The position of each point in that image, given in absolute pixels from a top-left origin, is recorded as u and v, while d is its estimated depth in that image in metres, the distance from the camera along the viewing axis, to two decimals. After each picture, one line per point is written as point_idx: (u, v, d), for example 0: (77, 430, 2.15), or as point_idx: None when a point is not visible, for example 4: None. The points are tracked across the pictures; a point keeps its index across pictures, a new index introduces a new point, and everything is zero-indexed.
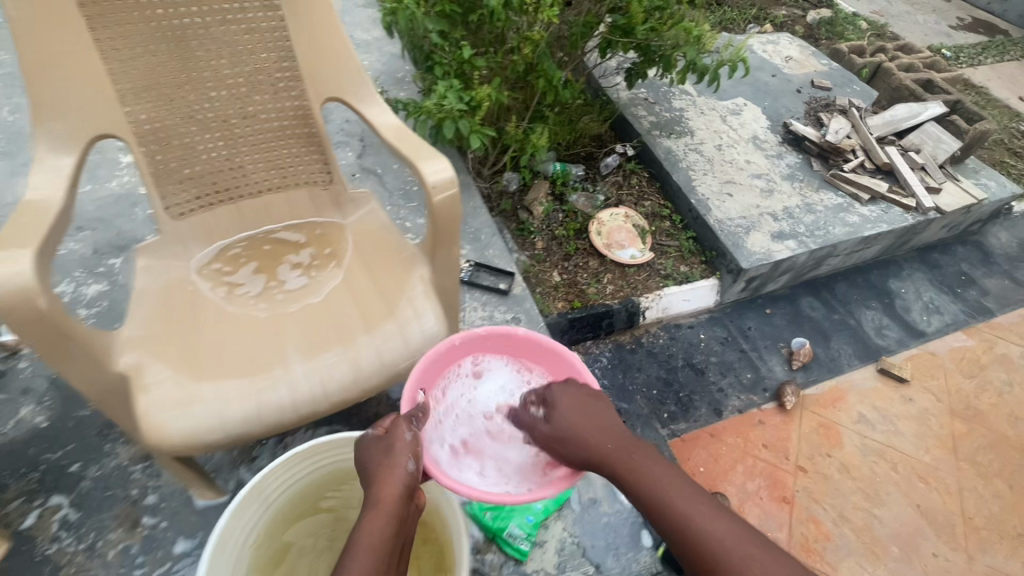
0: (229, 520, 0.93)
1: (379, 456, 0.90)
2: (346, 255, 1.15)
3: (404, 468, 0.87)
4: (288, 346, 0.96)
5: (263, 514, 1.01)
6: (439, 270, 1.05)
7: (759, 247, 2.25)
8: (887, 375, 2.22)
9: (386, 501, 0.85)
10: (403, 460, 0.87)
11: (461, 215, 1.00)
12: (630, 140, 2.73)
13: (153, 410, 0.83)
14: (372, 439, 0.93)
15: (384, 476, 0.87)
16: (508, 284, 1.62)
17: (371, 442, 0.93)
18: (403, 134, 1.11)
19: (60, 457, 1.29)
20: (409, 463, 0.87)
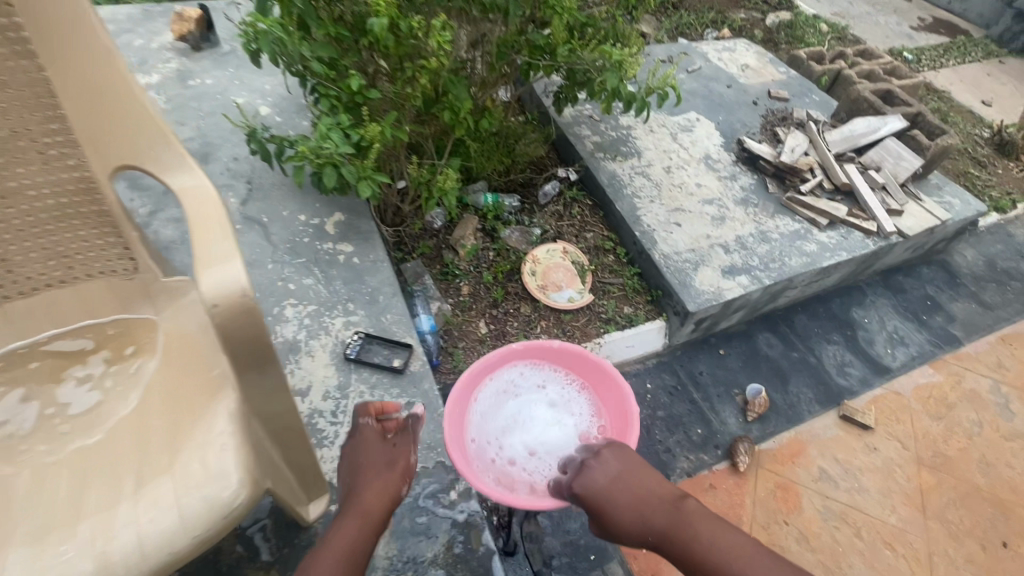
0: None
1: (378, 463, 1.01)
2: (148, 370, 0.92)
3: (394, 487, 0.98)
4: (19, 526, 0.71)
5: None
6: (251, 398, 0.82)
7: (708, 285, 2.04)
8: (850, 422, 2.03)
9: (371, 514, 0.94)
10: (398, 480, 0.99)
11: (267, 326, 0.75)
12: (572, 162, 2.50)
13: None
14: (373, 444, 1.05)
15: (376, 486, 0.97)
16: (404, 360, 1.38)
17: (368, 444, 1.04)
18: (206, 214, 0.85)
19: None
20: (401, 488, 0.99)
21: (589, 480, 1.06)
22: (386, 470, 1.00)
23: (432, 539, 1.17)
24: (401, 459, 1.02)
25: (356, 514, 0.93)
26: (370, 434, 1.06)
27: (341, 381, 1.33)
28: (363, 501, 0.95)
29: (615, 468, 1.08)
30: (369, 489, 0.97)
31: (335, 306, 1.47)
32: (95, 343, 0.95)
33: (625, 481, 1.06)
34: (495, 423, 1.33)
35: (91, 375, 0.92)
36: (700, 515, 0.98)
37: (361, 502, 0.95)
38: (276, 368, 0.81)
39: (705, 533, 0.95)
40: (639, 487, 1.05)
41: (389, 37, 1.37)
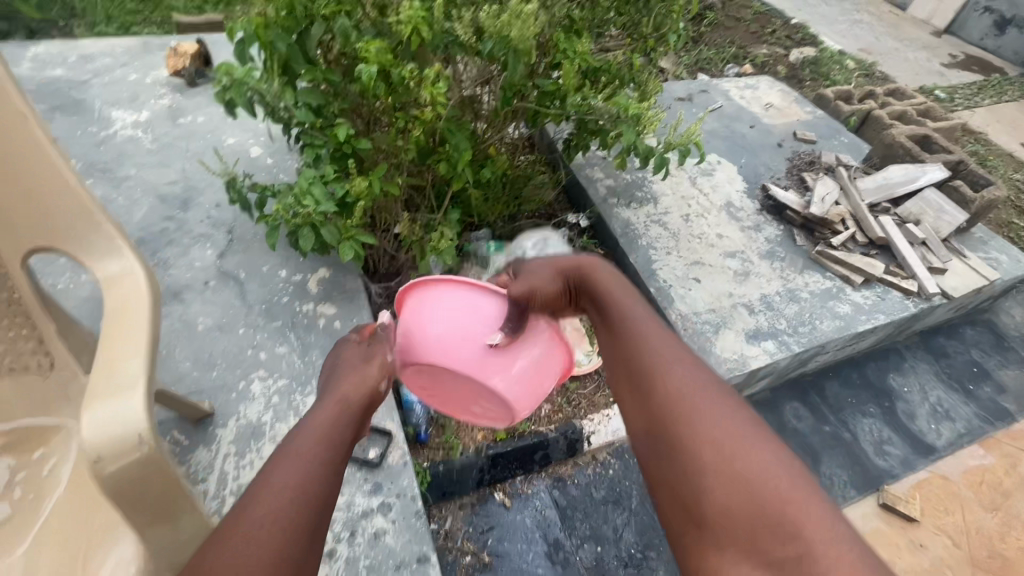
0: None
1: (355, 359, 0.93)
2: (56, 490, 0.80)
3: (379, 377, 0.91)
4: None
5: None
6: (158, 558, 0.64)
7: (730, 352, 1.85)
8: (891, 513, 1.80)
9: (351, 401, 0.84)
10: (377, 374, 0.91)
11: (173, 467, 0.61)
12: (583, 208, 2.35)
13: None
14: (350, 347, 0.96)
15: (358, 372, 0.90)
16: (381, 451, 1.21)
17: (349, 353, 0.95)
18: (118, 317, 0.71)
19: None
20: (383, 381, 0.91)
21: (563, 257, 1.11)
22: (363, 366, 0.91)
23: None
24: (378, 356, 0.95)
25: (337, 398, 0.83)
26: (347, 345, 0.97)
27: None
28: (344, 386, 0.86)
29: (606, 281, 1.06)
30: (345, 381, 0.87)
31: (309, 382, 1.31)
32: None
33: (612, 289, 1.04)
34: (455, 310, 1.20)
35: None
36: (661, 341, 0.91)
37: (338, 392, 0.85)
38: (192, 514, 0.66)
39: (654, 353, 0.89)
40: (617, 303, 1.01)
41: (378, 86, 1.23)
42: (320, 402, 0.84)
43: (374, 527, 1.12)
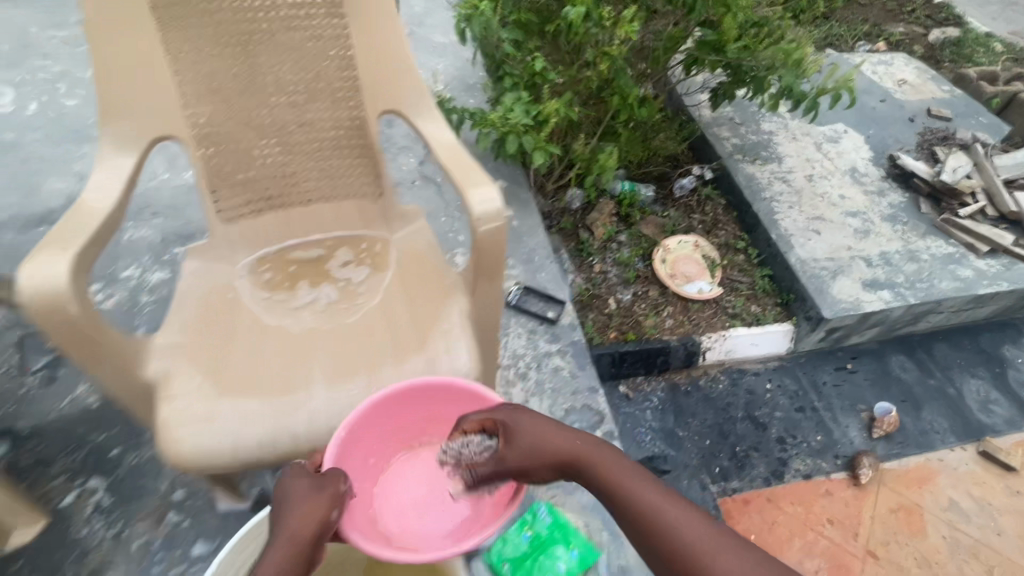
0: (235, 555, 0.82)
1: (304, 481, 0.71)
2: (387, 273, 1.09)
3: (327, 506, 0.69)
4: (315, 370, 0.92)
5: None
6: (481, 306, 0.98)
7: (846, 295, 2.01)
8: (990, 461, 1.91)
9: (300, 539, 0.67)
10: (326, 503, 0.69)
11: (505, 248, 0.92)
12: (708, 162, 2.52)
13: (176, 424, 0.81)
14: (300, 471, 0.74)
15: (302, 507, 0.69)
16: (557, 313, 1.51)
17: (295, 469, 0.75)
18: (454, 157, 1.03)
19: (104, 440, 1.18)
20: (335, 507, 0.69)
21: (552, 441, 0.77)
22: (314, 492, 0.71)
23: None
24: (333, 482, 0.72)
25: (287, 533, 0.67)
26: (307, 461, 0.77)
27: (502, 322, 1.50)
28: (288, 518, 0.68)
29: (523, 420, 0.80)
30: (291, 508, 0.70)
31: None
32: (325, 254, 1.15)
33: (551, 429, 0.78)
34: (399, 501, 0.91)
35: (342, 270, 1.12)
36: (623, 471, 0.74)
37: (284, 527, 0.68)
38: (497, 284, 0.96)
39: (638, 501, 0.71)
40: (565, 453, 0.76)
41: (580, 25, 1.52)
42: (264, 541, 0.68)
43: (554, 364, 1.42)
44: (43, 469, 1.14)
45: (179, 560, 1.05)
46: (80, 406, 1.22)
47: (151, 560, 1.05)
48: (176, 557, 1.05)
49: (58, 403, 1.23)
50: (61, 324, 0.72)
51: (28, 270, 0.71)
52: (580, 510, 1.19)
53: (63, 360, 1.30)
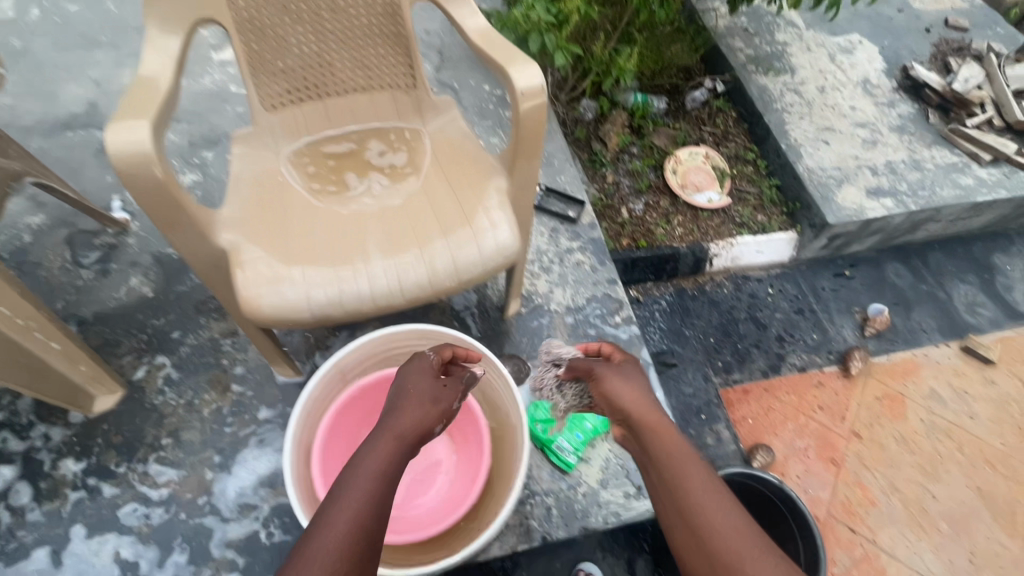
0: (313, 392, 0.93)
1: (421, 395, 0.84)
2: (425, 163, 1.13)
3: (434, 419, 0.82)
4: (369, 243, 0.98)
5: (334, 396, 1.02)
6: (519, 184, 1.05)
7: (851, 202, 2.08)
8: (970, 355, 2.06)
9: (408, 438, 0.78)
10: (437, 416, 0.83)
11: (544, 126, 0.97)
12: (721, 73, 2.49)
13: (249, 285, 0.89)
14: (421, 379, 0.87)
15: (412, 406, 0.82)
16: (577, 212, 1.58)
17: (412, 373, 0.88)
18: (490, 41, 1.04)
19: (164, 324, 1.27)
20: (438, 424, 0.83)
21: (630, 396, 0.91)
22: (428, 403, 0.83)
23: (601, 346, 1.37)
24: (445, 398, 0.86)
25: (394, 429, 0.78)
26: (425, 368, 0.89)
27: None
28: (401, 416, 0.80)
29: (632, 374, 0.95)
30: (402, 409, 0.82)
31: None
32: (357, 146, 1.17)
33: (645, 394, 0.91)
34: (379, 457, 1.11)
35: (380, 158, 1.15)
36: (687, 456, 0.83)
37: (395, 422, 0.79)
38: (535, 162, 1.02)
39: (686, 476, 0.80)
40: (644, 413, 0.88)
41: None
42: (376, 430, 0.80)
43: (576, 259, 1.51)
44: (113, 349, 1.23)
45: (248, 422, 1.16)
46: (138, 295, 1.29)
47: (222, 422, 1.16)
48: (245, 420, 1.16)
49: (115, 292, 1.31)
50: (148, 187, 0.79)
51: (116, 132, 0.78)
52: None
53: (112, 256, 1.36)
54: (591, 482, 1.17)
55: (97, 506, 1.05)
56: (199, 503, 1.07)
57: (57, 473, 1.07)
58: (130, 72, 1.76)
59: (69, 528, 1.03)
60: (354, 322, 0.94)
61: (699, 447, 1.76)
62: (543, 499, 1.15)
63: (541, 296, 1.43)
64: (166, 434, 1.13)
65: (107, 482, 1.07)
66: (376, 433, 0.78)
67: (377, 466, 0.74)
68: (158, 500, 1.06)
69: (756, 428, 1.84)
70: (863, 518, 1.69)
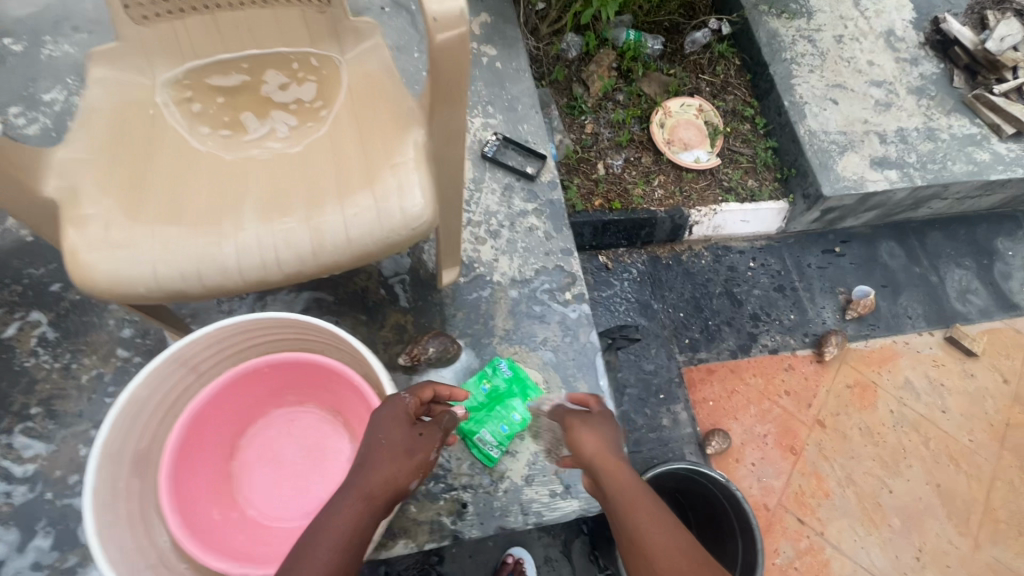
0: (145, 383, 0.79)
1: (397, 446, 0.73)
2: (333, 103, 0.93)
3: (408, 475, 0.71)
4: (246, 201, 0.80)
5: (196, 382, 0.88)
6: (439, 137, 0.86)
7: (850, 172, 1.88)
8: (954, 346, 1.94)
9: (377, 500, 0.68)
10: (412, 473, 0.72)
11: (468, 64, 0.77)
12: (729, 13, 2.18)
13: (83, 248, 0.72)
14: (392, 427, 0.74)
15: (385, 462, 0.71)
16: (537, 169, 1.39)
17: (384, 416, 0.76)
18: None
19: (43, 275, 1.10)
20: (414, 479, 0.72)
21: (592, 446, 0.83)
22: (401, 457, 0.72)
23: (545, 325, 1.22)
24: (422, 448, 0.74)
25: (362, 490, 0.68)
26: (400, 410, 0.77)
27: (476, 176, 1.37)
28: (369, 473, 0.70)
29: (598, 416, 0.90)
30: (369, 463, 0.71)
31: (475, 107, 1.44)
32: (251, 78, 0.98)
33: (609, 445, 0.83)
34: (266, 445, 0.98)
35: (280, 93, 0.96)
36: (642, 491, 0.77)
37: (361, 483, 0.69)
38: (460, 111, 0.83)
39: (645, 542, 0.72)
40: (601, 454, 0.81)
41: None
42: (344, 485, 0.70)
43: (528, 224, 1.33)
44: None
45: None
46: (13, 239, 1.12)
47: (103, 392, 1.03)
48: None
49: None
50: None
51: None
52: (540, 366, 1.18)
53: None
54: (515, 477, 1.07)
55: None
56: (68, 482, 0.95)
57: None
58: None
59: None
60: (222, 298, 0.78)
61: (653, 428, 1.67)
62: (458, 495, 1.04)
63: (484, 264, 1.26)
64: (36, 403, 1.00)
65: None
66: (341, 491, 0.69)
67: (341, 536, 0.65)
68: (21, 477, 0.95)
69: (716, 411, 1.74)
70: (814, 509, 1.64)
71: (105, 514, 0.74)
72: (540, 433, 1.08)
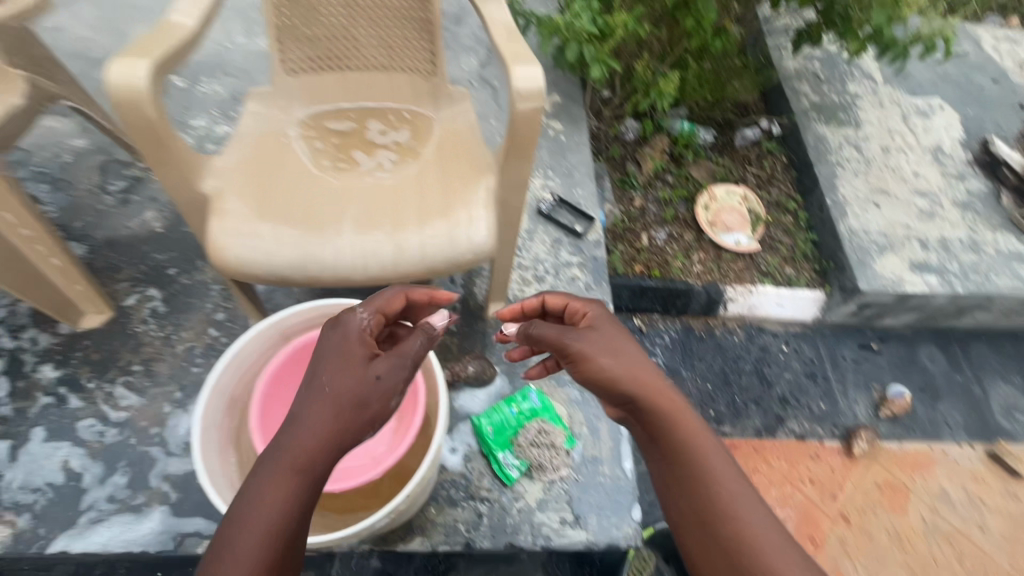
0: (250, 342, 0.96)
1: (342, 397, 0.69)
2: (425, 150, 1.14)
3: (355, 428, 0.68)
4: (347, 215, 0.99)
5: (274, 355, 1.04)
6: (508, 185, 1.04)
7: (889, 272, 1.94)
8: (996, 463, 1.87)
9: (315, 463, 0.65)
10: (360, 425, 0.68)
11: (539, 130, 0.96)
12: (779, 115, 2.37)
13: (220, 233, 0.92)
14: (341, 373, 0.71)
15: (325, 418, 0.67)
16: (585, 228, 1.55)
17: (334, 358, 0.73)
18: (511, 38, 1.04)
19: (164, 260, 1.33)
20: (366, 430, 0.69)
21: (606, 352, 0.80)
22: (347, 411, 0.68)
23: None
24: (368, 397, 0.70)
25: (295, 457, 0.64)
26: (353, 352, 0.74)
27: (530, 227, 1.55)
28: (306, 435, 0.65)
29: (607, 330, 0.85)
30: (312, 416, 0.67)
31: (537, 170, 1.65)
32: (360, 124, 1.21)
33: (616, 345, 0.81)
34: None
35: (382, 137, 1.18)
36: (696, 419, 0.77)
37: (298, 443, 0.65)
38: (526, 166, 1.01)
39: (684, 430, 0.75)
40: (645, 379, 0.77)
41: None
42: (273, 449, 0.65)
43: (571, 274, 1.48)
44: (112, 273, 1.30)
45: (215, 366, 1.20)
46: (147, 229, 1.37)
47: (191, 361, 1.21)
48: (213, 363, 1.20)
49: (128, 223, 1.38)
50: (139, 122, 0.83)
51: (118, 67, 0.82)
52: (566, 402, 1.26)
53: (134, 189, 1.44)
54: (529, 500, 1.14)
55: (61, 414, 1.11)
56: (150, 432, 1.11)
57: (34, 376, 1.14)
58: None
59: (30, 428, 1.09)
60: (314, 288, 0.96)
61: None
62: (476, 506, 1.12)
63: None
64: (137, 361, 1.19)
65: (76, 394, 1.13)
66: (273, 457, 0.64)
67: (273, 516, 0.62)
68: (114, 422, 1.11)
69: None
70: None
71: (205, 444, 0.87)
72: (535, 443, 1.17)
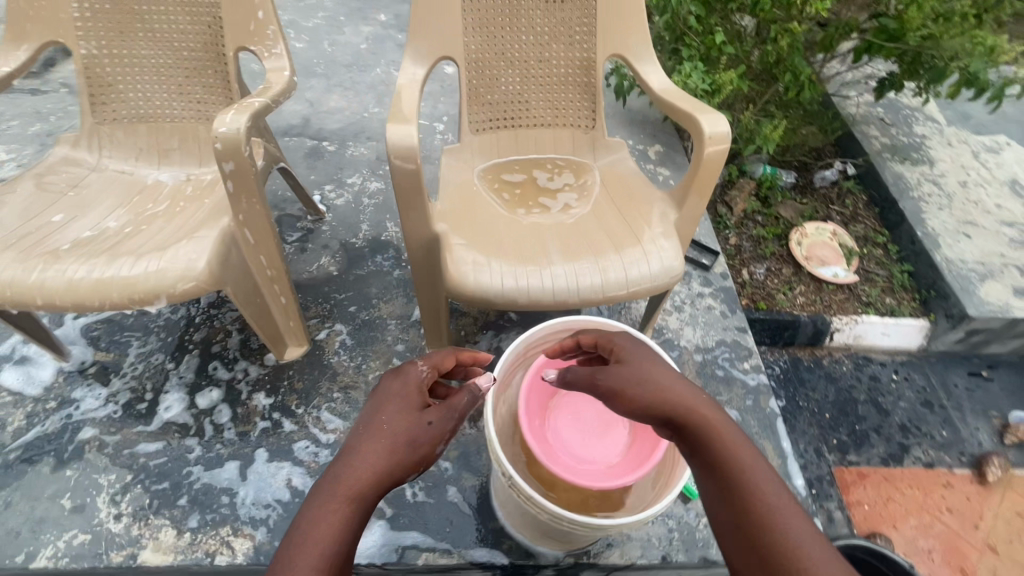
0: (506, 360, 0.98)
1: (399, 433, 0.69)
2: (595, 191, 1.28)
3: (404, 467, 0.68)
4: (550, 248, 1.13)
5: None
6: (686, 219, 1.16)
7: (994, 298, 1.99)
8: None
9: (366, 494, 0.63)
10: (410, 464, 0.68)
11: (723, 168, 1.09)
12: (853, 157, 2.51)
13: (455, 263, 1.05)
14: (402, 408, 0.72)
15: (382, 446, 0.67)
16: (711, 261, 1.67)
17: (393, 400, 0.73)
18: (676, 95, 1.20)
19: (344, 299, 1.48)
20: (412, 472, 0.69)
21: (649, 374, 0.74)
22: (403, 448, 0.68)
23: (728, 387, 1.40)
24: (424, 440, 0.70)
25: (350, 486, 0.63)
26: (412, 397, 0.75)
27: None
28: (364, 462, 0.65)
29: (638, 357, 0.79)
30: (368, 449, 0.67)
31: None
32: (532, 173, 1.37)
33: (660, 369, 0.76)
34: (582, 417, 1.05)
35: (551, 182, 1.33)
36: (737, 436, 0.69)
37: (355, 472, 0.64)
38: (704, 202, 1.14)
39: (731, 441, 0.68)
40: (677, 398, 0.71)
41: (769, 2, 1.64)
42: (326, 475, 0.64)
43: (706, 303, 1.58)
44: (302, 311, 1.45)
45: None
46: (326, 272, 1.53)
47: None
48: None
49: (308, 268, 1.55)
50: (406, 172, 1.00)
51: (395, 130, 1.01)
52: None
53: (309, 238, 1.62)
54: None
55: (278, 437, 1.22)
56: None
57: (250, 403, 1.26)
58: (337, 98, 2.10)
59: (254, 449, 1.19)
60: (531, 311, 1.07)
61: None
62: (665, 521, 1.17)
63: (672, 330, 1.50)
64: (337, 389, 1.30)
65: (288, 418, 1.25)
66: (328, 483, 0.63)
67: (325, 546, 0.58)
68: (325, 443, 1.22)
69: (872, 516, 1.72)
70: None
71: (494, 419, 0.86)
72: None
